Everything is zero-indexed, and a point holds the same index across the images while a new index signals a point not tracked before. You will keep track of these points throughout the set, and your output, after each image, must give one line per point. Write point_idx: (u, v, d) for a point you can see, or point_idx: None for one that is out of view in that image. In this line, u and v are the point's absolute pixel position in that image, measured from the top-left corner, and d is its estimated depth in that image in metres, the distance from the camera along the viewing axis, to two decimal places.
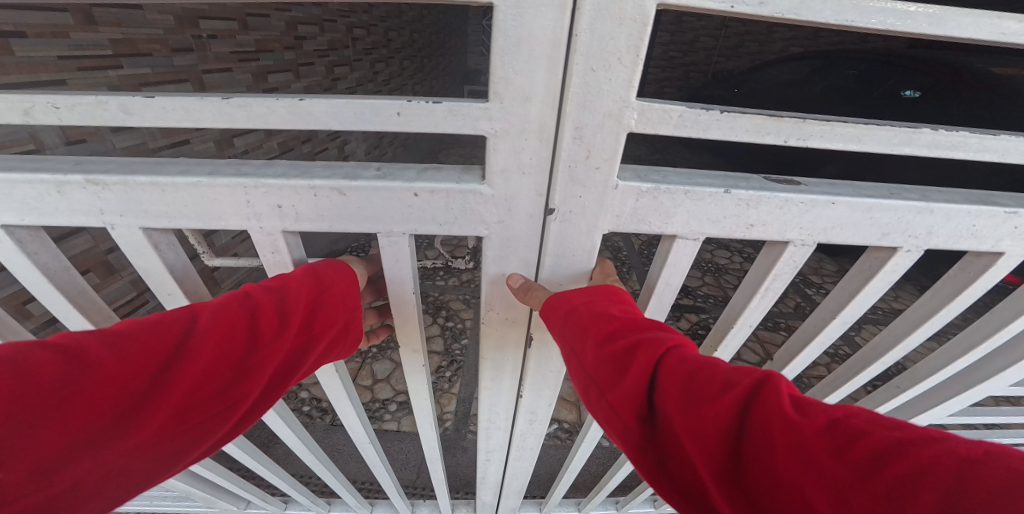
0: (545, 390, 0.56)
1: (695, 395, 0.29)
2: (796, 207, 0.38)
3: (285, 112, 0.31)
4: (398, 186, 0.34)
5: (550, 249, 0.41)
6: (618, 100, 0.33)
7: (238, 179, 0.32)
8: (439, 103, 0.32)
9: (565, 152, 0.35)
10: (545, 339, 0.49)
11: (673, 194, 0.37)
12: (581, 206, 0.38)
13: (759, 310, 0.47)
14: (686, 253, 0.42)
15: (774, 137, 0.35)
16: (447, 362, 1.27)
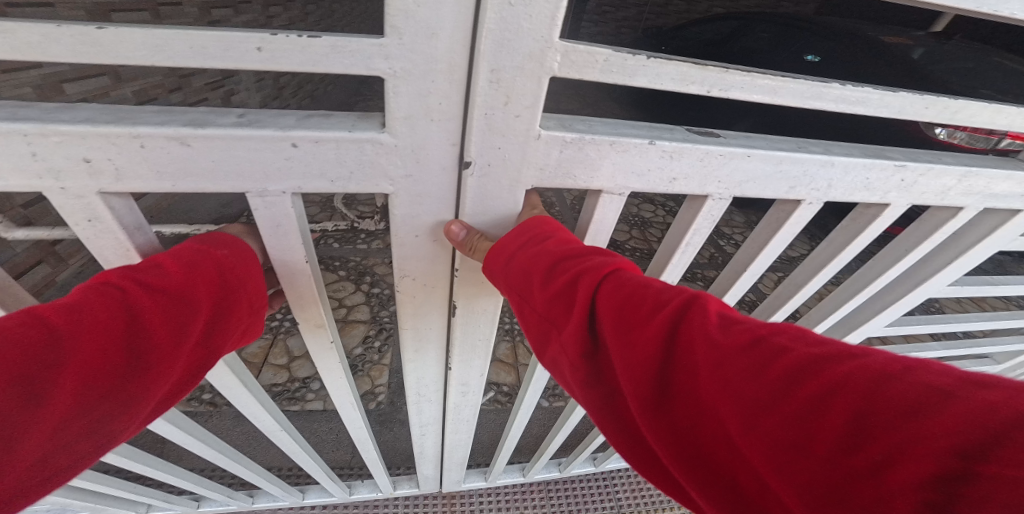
0: (474, 361, 0.53)
1: (625, 327, 0.27)
2: (716, 160, 0.37)
3: (75, 42, 0.23)
4: (269, 133, 0.27)
5: (467, 207, 0.36)
6: (540, 40, 0.29)
7: (10, 123, 0.23)
8: (317, 36, 0.25)
9: (479, 96, 0.30)
10: (470, 306, 0.46)
11: (598, 145, 0.35)
12: (501, 157, 0.34)
13: (680, 266, 0.48)
14: (612, 208, 0.41)
15: (699, 87, 0.33)
16: (375, 330, 1.20)
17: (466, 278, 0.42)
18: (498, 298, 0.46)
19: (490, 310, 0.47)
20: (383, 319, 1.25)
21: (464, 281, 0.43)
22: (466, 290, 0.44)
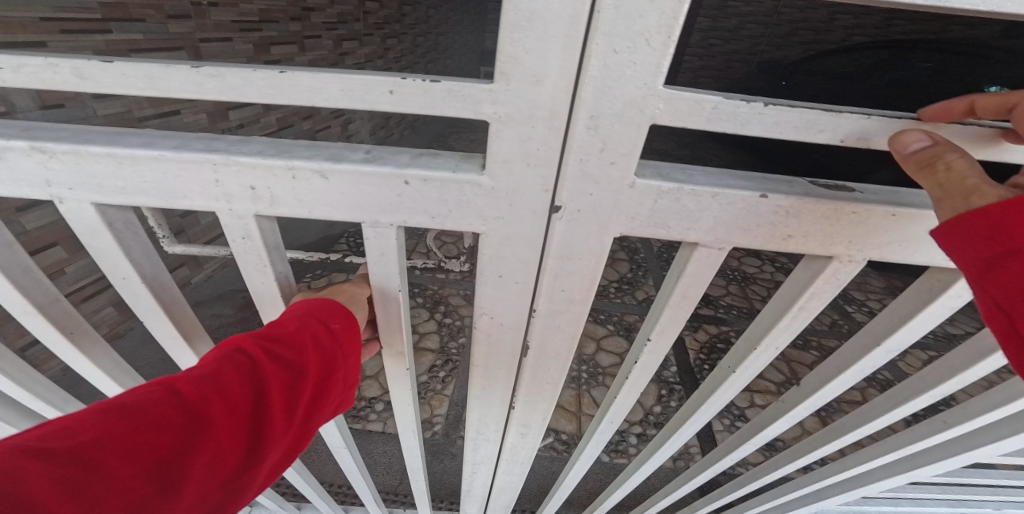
0: (540, 401, 0.55)
1: None
2: (847, 218, 0.35)
3: (263, 85, 0.26)
4: (388, 170, 0.31)
5: (553, 249, 0.38)
6: (642, 87, 0.29)
7: (205, 154, 0.29)
8: (438, 83, 0.28)
9: (577, 140, 0.31)
10: (542, 348, 0.47)
11: (698, 197, 0.34)
12: (591, 204, 0.35)
13: (787, 331, 0.45)
14: (709, 263, 0.39)
15: (828, 136, 0.30)
16: (442, 362, 1.49)
17: (544, 319, 0.44)
18: (572, 343, 0.46)
19: (562, 356, 0.48)
20: (450, 352, 1.55)
21: (541, 322, 0.44)
22: (543, 331, 0.45)
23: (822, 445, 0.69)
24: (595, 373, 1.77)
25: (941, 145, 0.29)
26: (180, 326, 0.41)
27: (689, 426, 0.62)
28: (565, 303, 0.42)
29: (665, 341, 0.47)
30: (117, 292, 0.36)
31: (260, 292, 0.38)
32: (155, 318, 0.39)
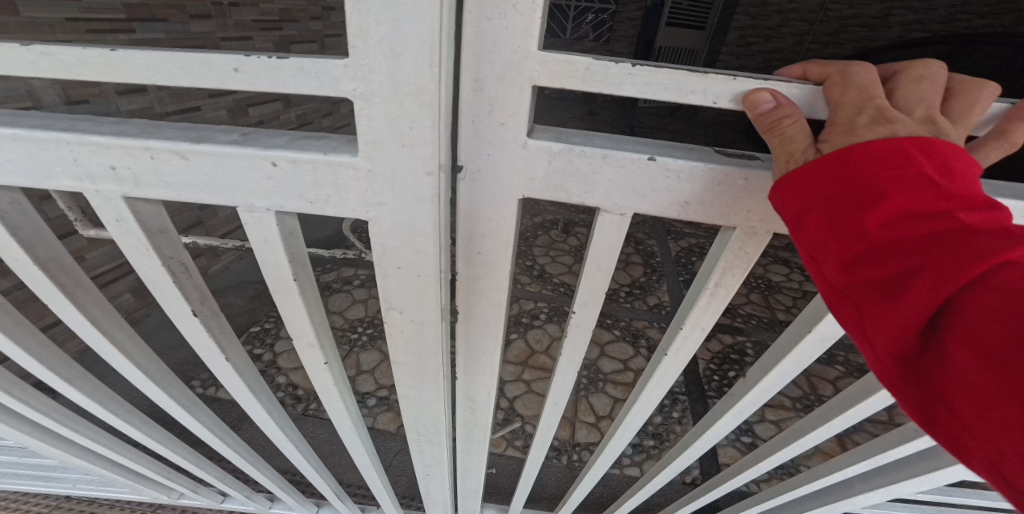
0: (479, 385, 0.56)
1: (992, 253, 0.24)
2: (741, 184, 0.33)
3: (96, 63, 0.27)
4: (251, 152, 0.30)
5: (456, 214, 0.36)
6: (517, 51, 0.27)
7: (59, 133, 0.29)
8: (285, 59, 0.27)
9: (453, 100, 0.30)
10: (470, 313, 0.45)
11: (589, 162, 0.32)
12: (490, 165, 0.33)
13: (709, 311, 0.44)
14: (613, 232, 0.38)
15: (700, 97, 0.30)
16: None
17: (464, 287, 0.42)
18: (498, 316, 0.45)
19: (491, 331, 0.47)
20: None
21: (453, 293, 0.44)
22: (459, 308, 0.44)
23: (782, 447, 0.67)
24: (595, 380, 1.93)
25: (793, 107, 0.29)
26: (81, 308, 0.44)
27: (643, 406, 0.62)
28: (485, 269, 0.40)
29: (587, 315, 0.47)
30: (15, 272, 0.40)
31: (150, 277, 0.38)
32: (57, 298, 0.43)
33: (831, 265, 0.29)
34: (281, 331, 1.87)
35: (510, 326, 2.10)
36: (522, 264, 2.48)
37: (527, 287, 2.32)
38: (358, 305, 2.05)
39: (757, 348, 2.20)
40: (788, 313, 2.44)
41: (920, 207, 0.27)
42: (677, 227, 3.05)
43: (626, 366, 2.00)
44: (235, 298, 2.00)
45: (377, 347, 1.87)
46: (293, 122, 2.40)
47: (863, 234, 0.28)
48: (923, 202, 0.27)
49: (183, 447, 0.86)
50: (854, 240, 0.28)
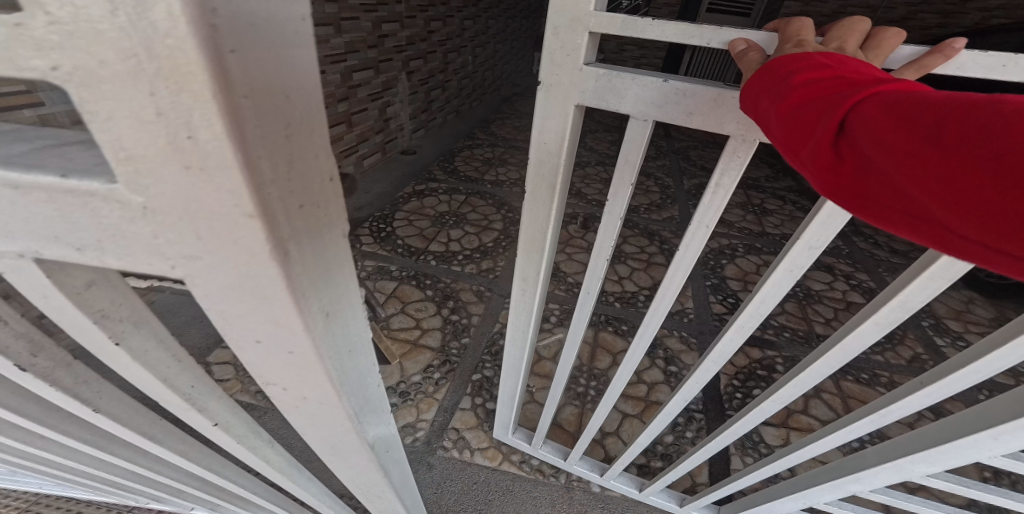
0: (533, 247, 0.91)
1: (865, 82, 0.38)
2: (729, 100, 0.57)
3: None
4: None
5: (541, 111, 0.70)
6: (580, 8, 0.58)
7: None
8: None
9: (551, 41, 0.63)
10: (537, 191, 0.81)
11: (620, 79, 0.62)
12: (559, 81, 0.66)
13: (712, 210, 0.69)
14: (638, 130, 0.66)
15: (700, 37, 0.55)
16: (441, 361, 1.80)
17: (536, 166, 0.77)
18: (553, 192, 0.79)
19: (548, 202, 0.81)
20: (450, 350, 1.85)
21: (537, 168, 0.78)
22: (535, 176, 0.78)
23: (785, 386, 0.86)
24: (600, 391, 1.79)
25: (759, 48, 0.52)
26: None
27: (663, 301, 0.88)
28: (546, 155, 0.74)
29: (618, 204, 0.76)
30: None
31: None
32: None
33: (776, 118, 0.42)
34: None
35: None
36: None
37: None
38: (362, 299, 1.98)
39: (788, 362, 2.03)
40: (825, 326, 2.24)
41: (826, 72, 0.41)
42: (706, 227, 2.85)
43: (641, 379, 1.88)
44: None
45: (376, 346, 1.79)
46: None
47: (798, 84, 0.41)
48: (827, 71, 0.41)
49: (132, 466, 0.81)
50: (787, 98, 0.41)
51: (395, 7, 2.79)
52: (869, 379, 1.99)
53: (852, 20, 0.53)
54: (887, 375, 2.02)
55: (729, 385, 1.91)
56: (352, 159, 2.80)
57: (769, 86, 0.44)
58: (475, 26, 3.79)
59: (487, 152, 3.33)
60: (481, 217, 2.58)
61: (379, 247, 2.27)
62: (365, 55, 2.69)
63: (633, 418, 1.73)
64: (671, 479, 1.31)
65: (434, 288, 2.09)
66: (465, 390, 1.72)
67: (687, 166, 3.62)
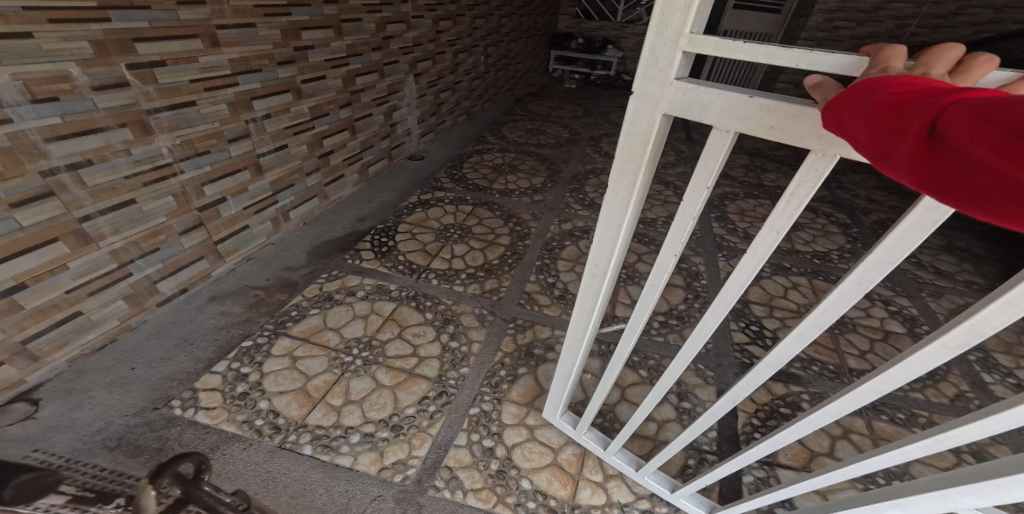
0: (608, 238, 1.01)
1: (952, 89, 0.40)
2: (814, 119, 0.60)
3: None
4: None
5: (628, 117, 0.78)
6: (675, 29, 0.65)
7: None
8: None
9: (646, 55, 0.71)
10: (615, 188, 0.90)
11: (708, 93, 0.68)
12: (648, 92, 0.74)
13: (786, 217, 0.70)
14: (720, 139, 0.71)
15: (790, 59, 0.59)
16: (437, 393, 1.68)
17: (617, 167, 0.86)
18: (630, 190, 0.89)
19: (623, 195, 0.91)
20: (447, 381, 1.74)
21: (618, 165, 0.87)
22: (616, 173, 0.87)
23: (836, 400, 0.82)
24: (607, 429, 1.67)
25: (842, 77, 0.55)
26: None
27: (721, 306, 0.88)
28: (628, 156, 0.84)
29: (692, 205, 0.80)
30: None
31: None
32: None
33: (862, 126, 0.44)
34: (273, 349, 1.75)
35: (518, 357, 1.87)
36: (542, 281, 2.23)
37: (544, 310, 2.08)
38: (358, 322, 1.91)
39: (815, 400, 1.88)
40: (859, 360, 2.07)
41: (911, 86, 0.43)
42: (731, 244, 2.68)
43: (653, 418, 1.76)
44: (232, 306, 1.93)
45: (369, 374, 1.71)
46: (305, 115, 2.32)
47: (884, 95, 0.43)
48: (910, 85, 0.43)
49: None
50: (870, 110, 0.43)
51: (401, 7, 2.68)
52: (905, 420, 1.82)
53: (943, 45, 0.50)
54: (925, 416, 1.85)
55: (747, 425, 1.77)
56: (356, 167, 2.74)
57: (850, 103, 0.46)
58: (487, 24, 3.70)
59: (497, 157, 3.20)
60: (487, 230, 2.47)
61: (386, 261, 2.23)
62: (368, 58, 2.60)
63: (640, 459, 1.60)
64: (707, 482, 1.28)
65: (434, 311, 2.00)
66: (460, 425, 1.59)
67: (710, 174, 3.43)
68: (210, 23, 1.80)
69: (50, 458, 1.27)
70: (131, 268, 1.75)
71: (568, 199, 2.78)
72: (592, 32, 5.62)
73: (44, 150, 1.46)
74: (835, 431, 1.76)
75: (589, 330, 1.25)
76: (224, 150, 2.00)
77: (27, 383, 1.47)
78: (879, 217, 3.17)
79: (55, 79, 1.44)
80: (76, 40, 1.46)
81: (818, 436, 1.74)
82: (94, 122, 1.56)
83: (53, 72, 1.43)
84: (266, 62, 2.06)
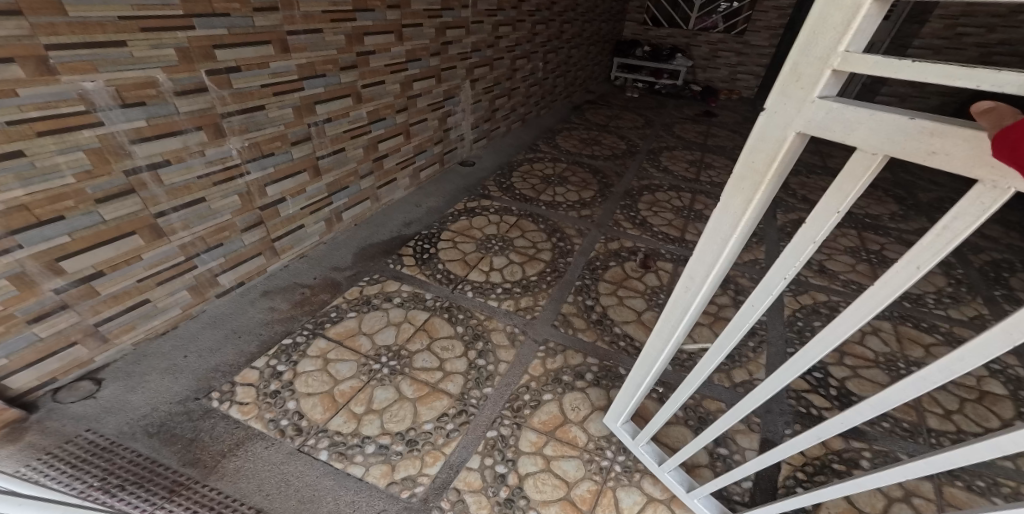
0: (710, 252, 1.01)
1: None
2: (984, 146, 0.54)
3: None
4: None
5: (756, 132, 0.81)
6: (826, 47, 0.66)
7: None
8: None
9: (788, 73, 0.73)
10: (729, 201, 0.92)
11: (856, 112, 0.66)
12: (785, 108, 0.75)
13: (930, 251, 0.65)
14: (865, 161, 0.68)
15: (966, 81, 0.54)
16: (457, 411, 1.67)
17: (737, 180, 0.88)
18: (745, 205, 0.89)
19: (736, 209, 0.91)
20: (469, 400, 1.72)
21: (738, 177, 0.88)
22: (734, 187, 0.89)
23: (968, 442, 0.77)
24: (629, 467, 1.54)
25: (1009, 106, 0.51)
26: None
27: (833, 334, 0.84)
28: (751, 170, 0.85)
29: (816, 228, 0.80)
30: None
31: None
32: None
33: None
34: (309, 349, 1.83)
35: (545, 382, 1.79)
36: (580, 303, 2.14)
37: (579, 334, 1.99)
38: (391, 328, 1.94)
39: (878, 459, 1.60)
40: (943, 420, 1.75)
41: None
42: (799, 277, 2.41)
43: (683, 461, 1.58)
44: (280, 302, 2.04)
45: (394, 384, 1.73)
46: (363, 119, 2.37)
47: None
48: None
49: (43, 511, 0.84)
50: None
51: (461, 11, 2.71)
52: (985, 488, 1.54)
53: None
54: (1012, 486, 1.55)
55: (790, 479, 1.53)
56: (408, 171, 2.79)
57: None
58: (547, 30, 3.70)
59: (547, 167, 3.17)
60: (529, 244, 2.44)
61: (433, 266, 2.28)
62: (427, 63, 2.62)
63: (660, 503, 1.44)
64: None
65: (466, 325, 1.99)
66: (476, 447, 1.56)
67: (783, 196, 3.13)
68: (281, 28, 1.82)
69: (101, 437, 1.44)
70: (196, 261, 1.85)
71: (617, 215, 2.72)
72: (660, 39, 5.59)
73: (129, 151, 1.52)
74: (893, 492, 1.52)
75: (672, 340, 1.24)
76: (287, 152, 2.05)
77: (95, 363, 1.64)
78: (991, 257, 2.71)
79: (142, 84, 1.49)
80: (164, 47, 1.51)
81: (873, 496, 1.51)
82: (174, 125, 1.62)
83: (142, 78, 1.49)
84: (330, 66, 2.09)
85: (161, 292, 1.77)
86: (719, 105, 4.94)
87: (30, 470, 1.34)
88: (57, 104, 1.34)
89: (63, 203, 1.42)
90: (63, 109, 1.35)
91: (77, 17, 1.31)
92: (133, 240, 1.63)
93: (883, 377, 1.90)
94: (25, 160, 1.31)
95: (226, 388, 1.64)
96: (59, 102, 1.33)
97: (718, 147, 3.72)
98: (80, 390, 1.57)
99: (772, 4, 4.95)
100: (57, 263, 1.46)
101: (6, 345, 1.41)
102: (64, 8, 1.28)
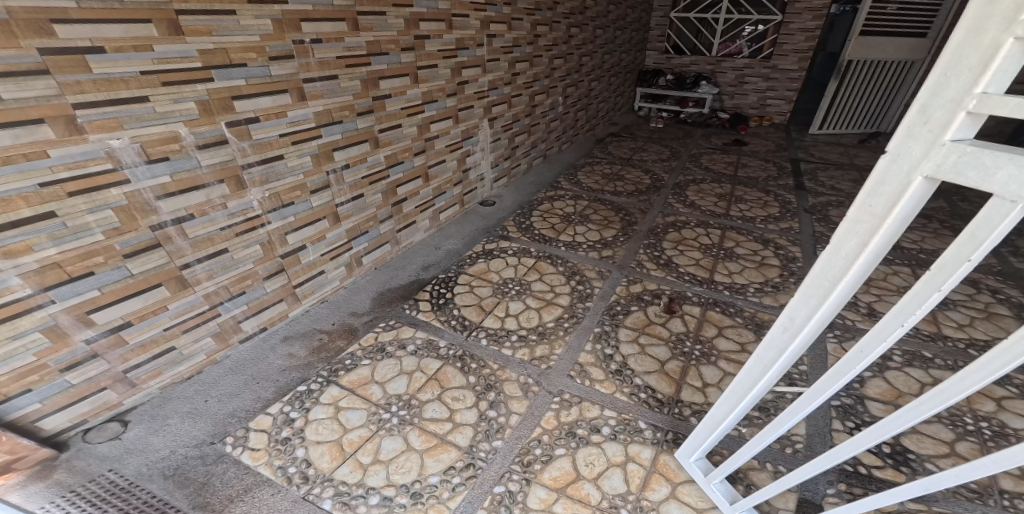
0: (816, 292, 0.89)
1: None
2: None
3: None
4: None
5: (875, 175, 0.72)
6: (962, 88, 0.59)
7: None
8: None
9: (916, 115, 0.65)
10: (840, 244, 0.82)
11: (996, 156, 0.59)
12: (909, 151, 0.67)
13: None
14: (1002, 209, 0.61)
15: None
16: (464, 463, 1.59)
17: (851, 221, 0.78)
18: (859, 249, 0.79)
19: (850, 252, 0.81)
20: (477, 453, 1.63)
21: (850, 219, 0.79)
22: (847, 230, 0.79)
23: None
24: None
25: None
26: None
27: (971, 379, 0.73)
28: (869, 214, 0.75)
29: (944, 274, 0.69)
30: None
31: None
32: None
33: None
34: (322, 396, 1.82)
35: (559, 436, 1.68)
36: (599, 352, 2.03)
37: (596, 386, 1.88)
38: (403, 377, 1.91)
39: None
40: (1018, 481, 1.48)
41: None
42: (843, 321, 2.18)
43: None
44: (298, 348, 2.06)
45: (403, 434, 1.69)
46: (381, 163, 2.44)
47: None
48: None
49: None
50: None
51: (477, 51, 2.80)
52: None
53: None
54: None
55: None
56: (428, 214, 2.84)
57: None
58: (566, 64, 3.76)
59: (568, 206, 3.16)
60: (547, 288, 2.39)
61: (456, 310, 2.27)
62: (444, 103, 2.71)
63: None
64: None
65: (478, 375, 1.93)
66: (482, 503, 1.47)
67: (824, 229, 2.88)
68: (298, 77, 1.92)
69: (122, 477, 1.49)
70: (220, 309, 1.91)
71: (641, 255, 2.65)
72: (683, 67, 5.53)
73: (155, 206, 1.62)
74: None
75: (763, 382, 1.12)
76: (307, 200, 2.13)
77: (124, 405, 1.71)
78: None
79: (166, 139, 1.59)
80: (185, 100, 1.61)
81: None
82: (198, 179, 1.71)
83: (166, 134, 1.59)
84: (347, 113, 2.18)
85: (183, 340, 1.82)
86: (751, 132, 4.79)
87: (55, 507, 1.40)
88: (89, 163, 1.44)
89: (93, 259, 1.51)
90: (93, 169, 1.45)
91: (101, 76, 1.41)
92: (160, 291, 1.70)
93: (948, 433, 1.66)
94: (58, 220, 1.42)
95: (239, 434, 1.65)
96: (88, 163, 1.43)
97: (750, 180, 3.57)
98: (112, 430, 1.64)
99: (799, 26, 4.83)
100: (88, 314, 1.54)
101: (40, 390, 1.49)
102: (90, 66, 1.38)
